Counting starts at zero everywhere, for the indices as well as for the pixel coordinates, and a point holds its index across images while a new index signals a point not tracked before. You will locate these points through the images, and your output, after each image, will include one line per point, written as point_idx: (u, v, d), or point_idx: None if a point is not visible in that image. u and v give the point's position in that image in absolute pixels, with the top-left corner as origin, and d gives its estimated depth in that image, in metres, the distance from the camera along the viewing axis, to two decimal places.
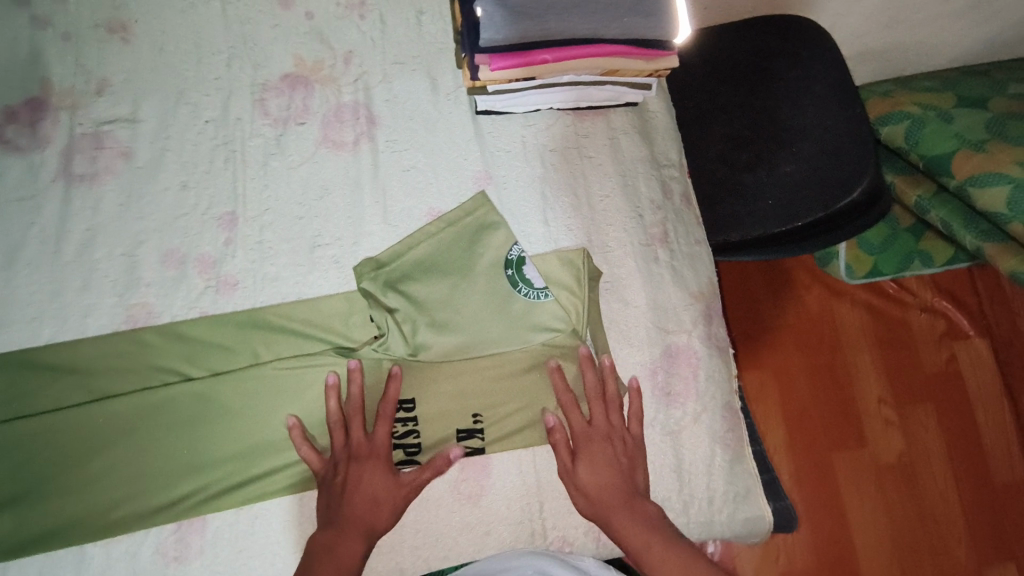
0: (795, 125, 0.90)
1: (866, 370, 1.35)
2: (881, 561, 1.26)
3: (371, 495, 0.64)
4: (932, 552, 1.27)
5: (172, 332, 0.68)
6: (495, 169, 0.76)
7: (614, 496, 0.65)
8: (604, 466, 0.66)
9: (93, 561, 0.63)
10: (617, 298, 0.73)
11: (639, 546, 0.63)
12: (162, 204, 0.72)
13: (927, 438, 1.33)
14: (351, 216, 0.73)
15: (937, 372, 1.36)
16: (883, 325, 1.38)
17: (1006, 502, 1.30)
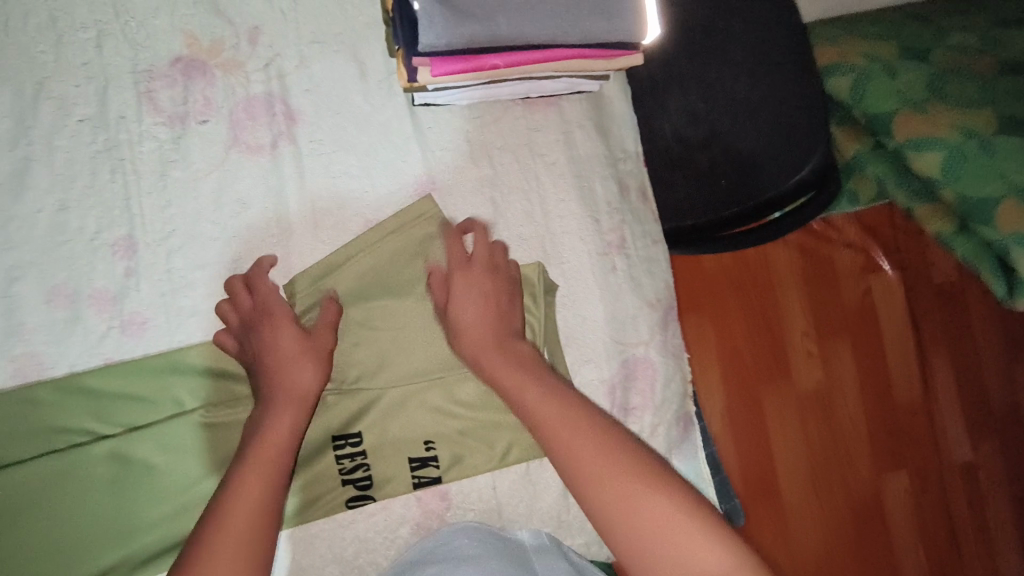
0: (747, 99, 0.80)
1: (793, 306, 1.40)
2: (797, 479, 1.38)
3: (279, 351, 0.59)
4: (841, 471, 1.40)
5: (71, 386, 0.59)
6: (438, 172, 0.68)
7: (482, 335, 0.61)
8: (479, 313, 0.62)
9: None
10: (574, 311, 0.69)
11: (514, 386, 0.58)
12: (37, 229, 0.60)
13: (842, 367, 1.42)
14: (277, 234, 0.64)
15: (855, 305, 1.43)
16: (810, 263, 1.42)
17: (903, 422, 1.44)
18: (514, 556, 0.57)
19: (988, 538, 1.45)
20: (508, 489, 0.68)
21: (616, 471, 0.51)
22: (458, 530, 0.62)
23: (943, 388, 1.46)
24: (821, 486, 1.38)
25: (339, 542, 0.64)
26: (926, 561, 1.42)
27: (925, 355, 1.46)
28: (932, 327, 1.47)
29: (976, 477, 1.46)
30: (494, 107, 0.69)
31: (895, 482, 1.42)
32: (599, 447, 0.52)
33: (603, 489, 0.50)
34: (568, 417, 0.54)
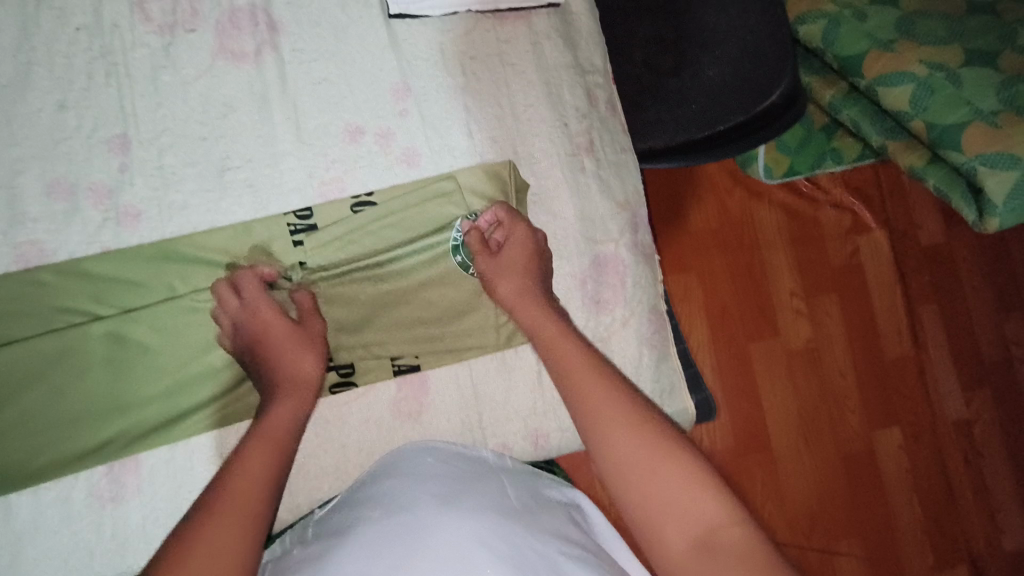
0: (716, 26, 0.82)
1: (780, 263, 1.38)
2: (789, 437, 1.34)
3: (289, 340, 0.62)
4: (835, 427, 1.37)
5: (73, 270, 0.63)
6: (413, 80, 0.72)
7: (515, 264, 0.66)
8: (519, 275, 0.65)
9: (21, 512, 0.61)
10: (546, 210, 0.73)
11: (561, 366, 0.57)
12: (38, 128, 0.64)
13: (831, 324, 1.39)
14: (261, 135, 0.68)
15: (842, 263, 1.41)
16: (796, 223, 1.40)
17: (895, 378, 1.41)
18: (478, 477, 0.58)
19: (983, 494, 1.42)
20: (486, 377, 0.71)
21: (646, 457, 0.48)
22: (417, 446, 0.64)
23: (932, 344, 1.44)
24: (813, 443, 1.35)
25: (323, 424, 0.68)
26: (922, 517, 1.39)
27: (913, 313, 1.44)
28: (920, 283, 1.45)
29: (968, 433, 1.44)
30: (464, 18, 0.73)
31: (886, 439, 1.39)
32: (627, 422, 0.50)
33: (631, 470, 0.48)
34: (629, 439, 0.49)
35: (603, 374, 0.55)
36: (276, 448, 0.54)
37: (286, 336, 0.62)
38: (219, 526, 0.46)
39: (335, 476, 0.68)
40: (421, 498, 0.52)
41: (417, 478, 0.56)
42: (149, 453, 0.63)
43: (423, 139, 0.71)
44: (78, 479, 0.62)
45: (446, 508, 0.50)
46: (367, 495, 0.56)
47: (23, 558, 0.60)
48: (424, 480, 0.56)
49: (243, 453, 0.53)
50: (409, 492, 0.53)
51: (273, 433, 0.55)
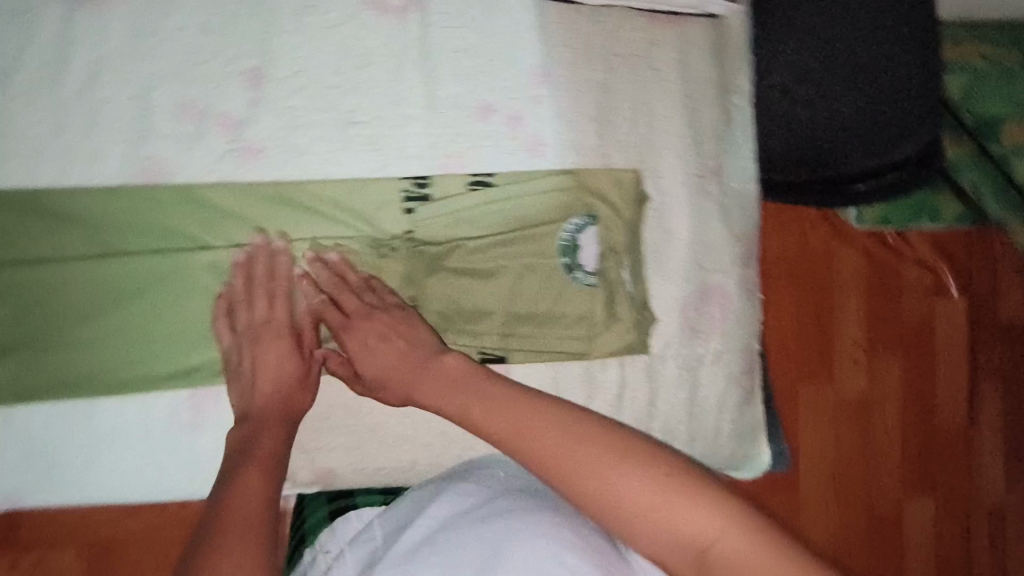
0: (869, 71, 0.73)
1: (851, 311, 1.19)
2: (818, 493, 1.17)
3: (275, 372, 0.59)
4: (873, 496, 1.20)
5: (191, 195, 0.63)
6: (555, 67, 0.69)
7: (411, 348, 0.59)
8: (384, 348, 0.60)
9: (103, 414, 0.63)
10: (661, 227, 0.70)
11: (506, 428, 0.49)
12: (180, 45, 0.63)
13: (890, 384, 1.21)
14: (392, 95, 0.67)
15: (913, 324, 1.22)
16: (875, 272, 1.20)
17: (941, 456, 1.23)
18: (511, 495, 0.51)
19: None
20: (569, 383, 0.69)
21: (587, 451, 0.45)
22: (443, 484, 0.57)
23: (988, 426, 1.25)
24: (844, 503, 1.18)
25: None
26: None
27: (982, 398, 1.25)
28: (975, 358, 1.24)
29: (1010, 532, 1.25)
30: (617, 10, 0.69)
31: (920, 517, 1.22)
32: (547, 427, 0.47)
33: (569, 475, 0.45)
34: (631, 483, 0.44)
35: (634, 445, 0.45)
36: (271, 463, 0.53)
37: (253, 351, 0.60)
38: (234, 537, 0.44)
39: (404, 446, 0.68)
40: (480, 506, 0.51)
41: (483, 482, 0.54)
42: (226, 389, 0.64)
43: (552, 129, 0.69)
44: (156, 401, 0.63)
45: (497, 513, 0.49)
46: (435, 495, 0.56)
47: (98, 465, 0.63)
48: (455, 517, 0.51)
49: (236, 476, 0.51)
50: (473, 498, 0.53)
51: (262, 457, 0.53)
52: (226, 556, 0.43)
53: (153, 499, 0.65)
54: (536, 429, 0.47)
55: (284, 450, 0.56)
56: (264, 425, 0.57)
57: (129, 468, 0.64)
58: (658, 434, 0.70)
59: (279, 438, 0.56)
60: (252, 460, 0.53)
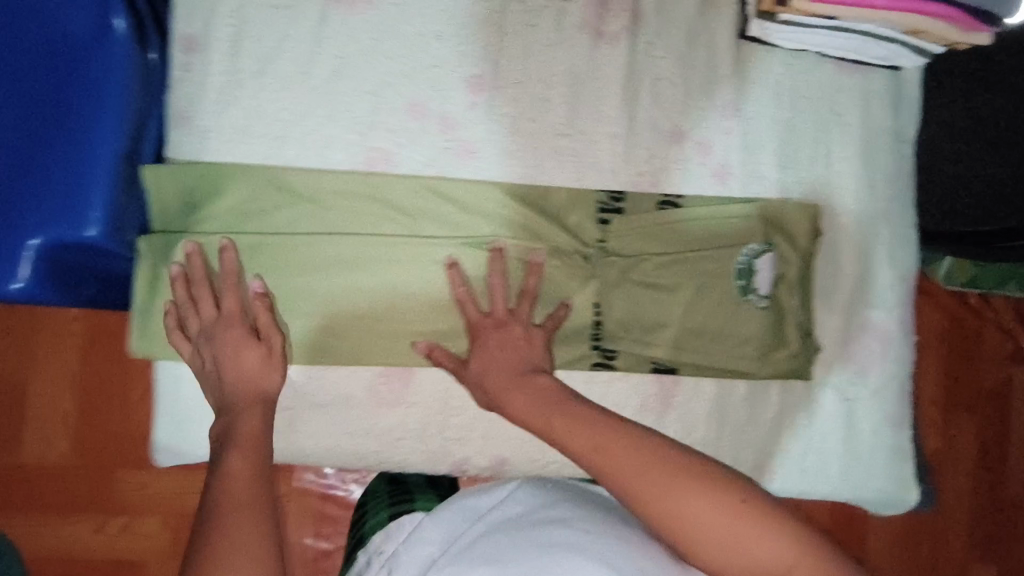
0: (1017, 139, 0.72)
1: (927, 373, 1.18)
2: (884, 550, 1.16)
3: (242, 365, 0.62)
4: (938, 553, 1.19)
5: (409, 187, 0.68)
6: (746, 103, 0.73)
7: (506, 372, 0.64)
8: (504, 355, 0.65)
9: (309, 380, 0.68)
10: (831, 263, 0.74)
11: (586, 447, 0.55)
12: (413, 48, 0.68)
13: (961, 448, 1.19)
14: (595, 113, 0.71)
15: (990, 389, 1.20)
16: (956, 335, 1.18)
17: (1007, 521, 1.21)
18: (515, 518, 0.56)
19: None
20: (732, 400, 0.73)
21: (660, 476, 0.51)
22: (472, 504, 0.63)
23: None
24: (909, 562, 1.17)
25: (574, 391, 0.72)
26: None
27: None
28: None
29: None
30: (809, 55, 0.73)
31: None
32: (624, 445, 0.54)
33: (648, 493, 0.51)
34: (697, 505, 0.49)
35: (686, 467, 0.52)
36: (254, 445, 0.58)
37: (230, 338, 0.62)
38: (239, 525, 0.50)
39: None
40: (502, 524, 0.56)
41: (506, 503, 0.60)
42: (421, 371, 0.69)
43: (737, 160, 0.73)
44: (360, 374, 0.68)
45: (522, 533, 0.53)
46: (469, 513, 0.61)
47: (302, 427, 0.69)
48: (491, 511, 0.59)
49: (223, 464, 0.55)
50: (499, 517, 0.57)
51: (249, 442, 0.58)
52: (232, 539, 0.49)
53: (343, 463, 0.71)
54: (614, 446, 0.54)
55: (267, 436, 0.59)
56: (253, 399, 0.61)
57: (329, 433, 0.69)
58: (809, 458, 0.74)
59: (262, 410, 0.61)
60: (234, 441, 0.58)
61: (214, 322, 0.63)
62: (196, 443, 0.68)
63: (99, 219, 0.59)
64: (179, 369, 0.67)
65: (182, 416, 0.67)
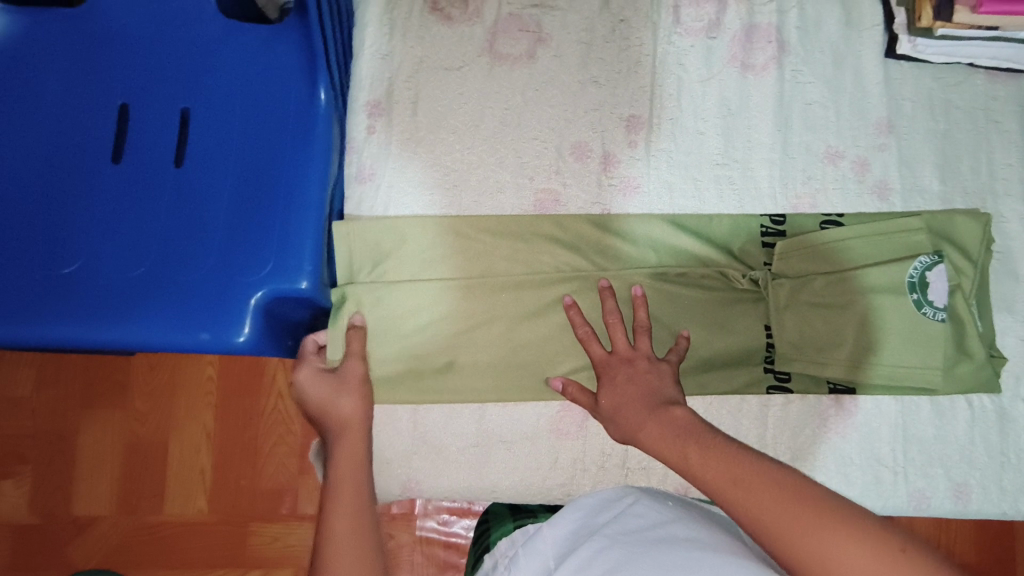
0: None
1: None
2: None
3: (328, 400, 0.63)
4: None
5: (579, 225, 0.70)
6: (898, 119, 0.74)
7: (638, 405, 0.61)
8: (630, 387, 0.62)
9: (491, 418, 0.69)
10: (1007, 271, 0.72)
11: (714, 484, 0.51)
12: (575, 95, 0.73)
13: None
14: (749, 140, 0.73)
15: None
16: None
17: None
18: (632, 537, 0.53)
19: None
20: (916, 418, 0.70)
21: (797, 517, 0.46)
22: (589, 520, 0.60)
23: None
24: None
25: (749, 415, 0.71)
26: None
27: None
28: None
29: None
30: (960, 68, 0.74)
31: None
32: (757, 479, 0.49)
33: (775, 526, 0.46)
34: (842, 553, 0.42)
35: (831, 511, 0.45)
36: (359, 509, 0.57)
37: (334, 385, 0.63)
38: None
39: None
40: (621, 533, 0.54)
41: (623, 515, 0.58)
42: None
43: (896, 176, 0.73)
44: (537, 409, 0.69)
45: (651, 544, 0.51)
46: (585, 524, 0.59)
47: (489, 463, 0.69)
48: (610, 523, 0.57)
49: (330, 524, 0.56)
50: (621, 525, 0.56)
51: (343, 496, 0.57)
52: None
53: (525, 501, 0.71)
54: (748, 480, 0.50)
55: (368, 498, 0.59)
56: (353, 436, 0.61)
57: (514, 467, 0.69)
58: (1011, 478, 0.69)
59: (358, 461, 0.60)
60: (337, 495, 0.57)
61: (336, 379, 0.64)
62: (387, 486, 0.69)
63: (311, 271, 0.63)
64: None
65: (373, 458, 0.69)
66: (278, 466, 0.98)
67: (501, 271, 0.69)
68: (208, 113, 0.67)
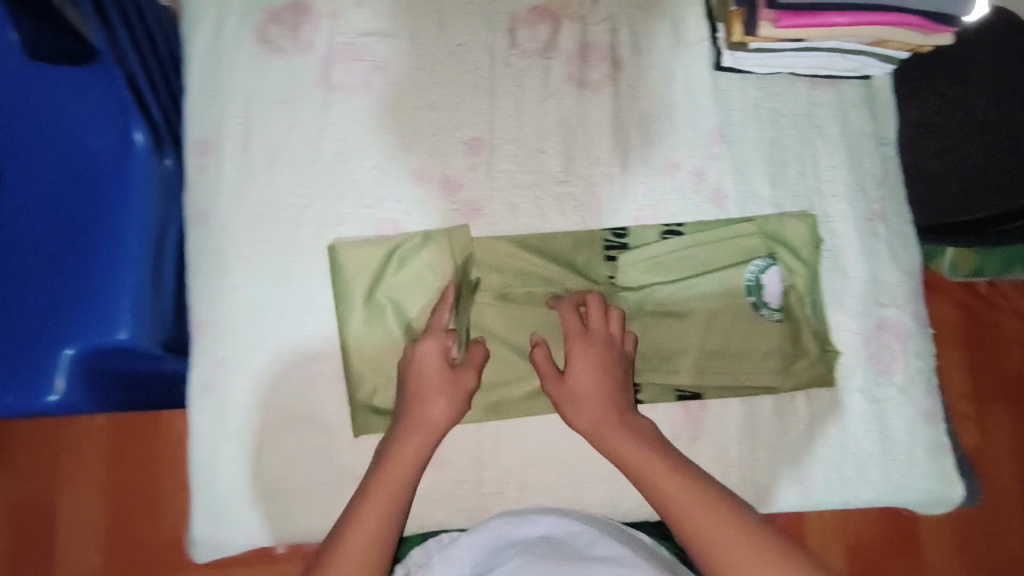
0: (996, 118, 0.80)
1: (950, 368, 1.15)
2: (943, 554, 1.10)
3: (424, 382, 0.65)
4: (995, 549, 1.11)
5: (423, 253, 0.70)
6: (729, 128, 0.77)
7: (601, 406, 0.66)
8: (593, 374, 0.67)
9: (343, 454, 0.68)
10: (836, 267, 0.75)
11: (687, 511, 0.59)
12: (413, 121, 0.73)
13: (999, 439, 1.14)
14: (590, 157, 0.75)
15: (1016, 376, 1.16)
16: (971, 325, 1.16)
17: None
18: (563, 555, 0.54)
19: None
20: (762, 416, 0.72)
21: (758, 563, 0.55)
22: (516, 534, 0.60)
23: None
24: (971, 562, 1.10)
25: None
26: None
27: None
28: None
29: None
30: (783, 77, 0.78)
31: None
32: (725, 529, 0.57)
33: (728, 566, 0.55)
34: None
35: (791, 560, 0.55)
36: (394, 493, 0.61)
37: (424, 370, 0.66)
38: None
39: (608, 483, 0.71)
40: (550, 552, 0.55)
41: (553, 533, 0.59)
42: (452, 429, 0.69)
43: (730, 183, 0.76)
44: None
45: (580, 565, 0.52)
46: (512, 537, 0.60)
47: (340, 502, 0.67)
48: (542, 540, 0.58)
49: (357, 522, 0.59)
50: (550, 544, 0.57)
51: (386, 484, 0.61)
52: None
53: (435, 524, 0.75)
54: (718, 521, 0.58)
55: (411, 483, 0.62)
56: (428, 438, 0.64)
57: None
58: (850, 467, 0.72)
59: (409, 468, 0.63)
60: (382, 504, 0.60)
61: (449, 381, 0.66)
62: (235, 535, 0.67)
63: (127, 320, 0.63)
64: (214, 462, 0.67)
65: (218, 505, 0.67)
66: (177, 511, 0.92)
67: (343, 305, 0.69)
68: (17, 173, 0.67)
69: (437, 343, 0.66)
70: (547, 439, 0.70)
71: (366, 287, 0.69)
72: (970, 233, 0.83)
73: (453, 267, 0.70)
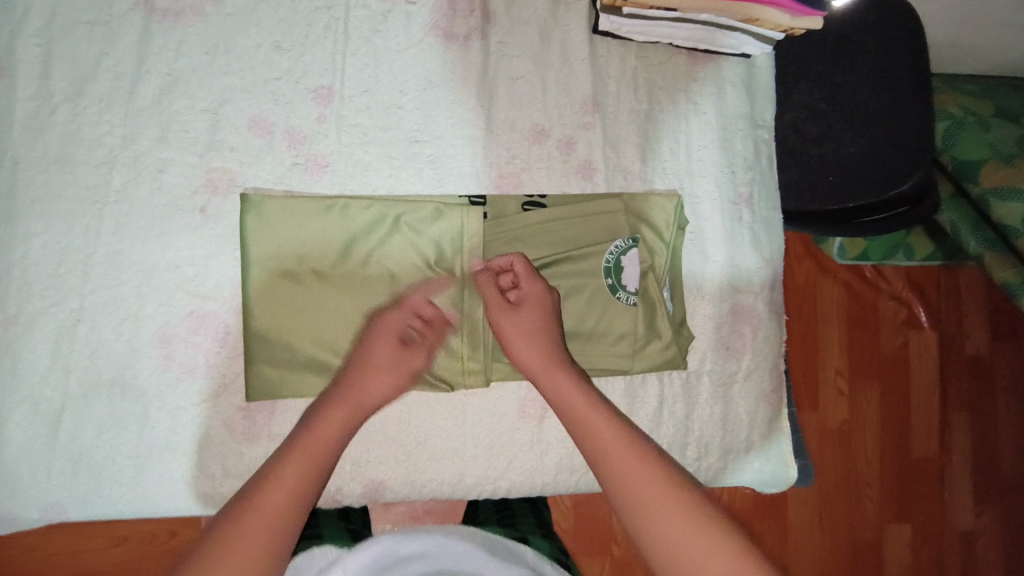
0: (870, 109, 0.79)
1: (830, 344, 1.19)
2: (805, 518, 1.16)
3: (381, 348, 0.62)
4: (852, 517, 1.18)
5: (257, 208, 0.64)
6: (603, 97, 0.73)
7: (540, 361, 0.62)
8: (533, 339, 0.63)
9: (156, 425, 0.62)
10: (698, 250, 0.75)
11: (625, 473, 0.54)
12: (252, 61, 0.65)
13: (869, 414, 1.20)
14: (452, 116, 0.69)
15: (889, 356, 1.21)
16: (854, 304, 1.20)
17: (917, 480, 1.21)
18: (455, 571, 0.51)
19: None
20: (611, 396, 0.72)
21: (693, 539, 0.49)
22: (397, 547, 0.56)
23: (958, 451, 1.23)
24: (829, 528, 1.17)
25: (450, 406, 0.68)
26: None
27: (954, 426, 1.23)
28: (954, 389, 1.23)
29: (978, 556, 1.23)
30: (661, 47, 0.75)
31: (896, 537, 1.19)
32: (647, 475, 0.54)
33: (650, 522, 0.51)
34: None
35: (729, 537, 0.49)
36: (316, 461, 0.55)
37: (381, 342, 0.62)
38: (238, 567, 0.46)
39: (450, 461, 0.68)
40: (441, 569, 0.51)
41: (444, 550, 0.55)
42: (288, 401, 0.65)
43: (600, 155, 0.73)
44: (209, 413, 0.63)
45: None
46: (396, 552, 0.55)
47: (148, 474, 0.62)
48: (427, 557, 0.54)
49: (275, 473, 0.53)
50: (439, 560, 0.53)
51: (308, 450, 0.55)
52: None
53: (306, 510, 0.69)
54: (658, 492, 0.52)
55: (334, 454, 0.57)
56: (363, 404, 0.60)
57: (186, 477, 0.63)
58: (693, 448, 0.73)
59: (341, 427, 0.58)
60: (293, 452, 0.55)
61: (400, 356, 0.62)
62: (27, 509, 0.61)
63: None
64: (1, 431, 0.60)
65: (5, 477, 0.60)
66: None
67: (161, 262, 0.62)
68: None
69: (405, 309, 0.65)
70: (386, 413, 0.67)
71: (343, 249, 0.66)
72: (840, 224, 0.81)
73: (294, 228, 0.64)
